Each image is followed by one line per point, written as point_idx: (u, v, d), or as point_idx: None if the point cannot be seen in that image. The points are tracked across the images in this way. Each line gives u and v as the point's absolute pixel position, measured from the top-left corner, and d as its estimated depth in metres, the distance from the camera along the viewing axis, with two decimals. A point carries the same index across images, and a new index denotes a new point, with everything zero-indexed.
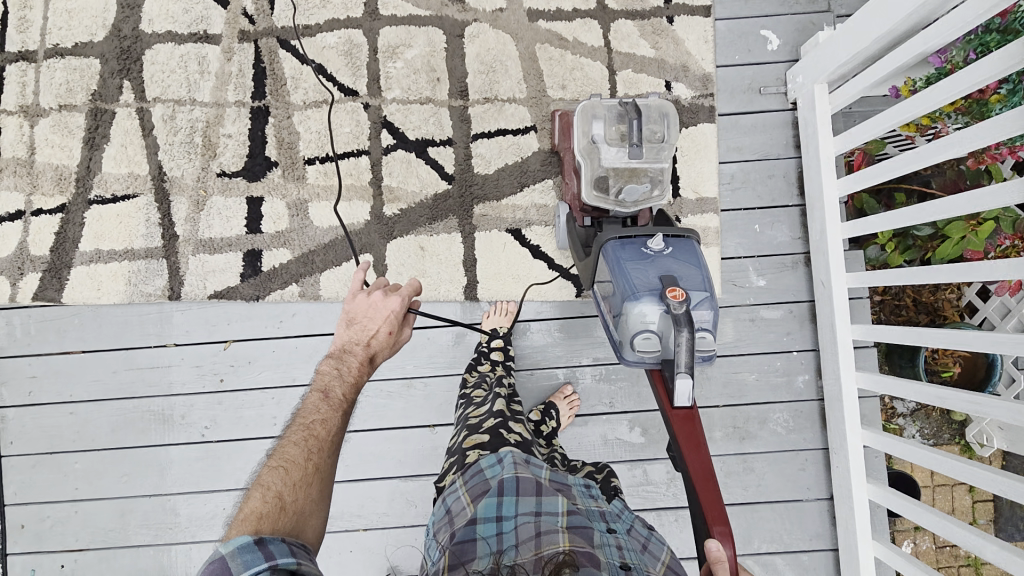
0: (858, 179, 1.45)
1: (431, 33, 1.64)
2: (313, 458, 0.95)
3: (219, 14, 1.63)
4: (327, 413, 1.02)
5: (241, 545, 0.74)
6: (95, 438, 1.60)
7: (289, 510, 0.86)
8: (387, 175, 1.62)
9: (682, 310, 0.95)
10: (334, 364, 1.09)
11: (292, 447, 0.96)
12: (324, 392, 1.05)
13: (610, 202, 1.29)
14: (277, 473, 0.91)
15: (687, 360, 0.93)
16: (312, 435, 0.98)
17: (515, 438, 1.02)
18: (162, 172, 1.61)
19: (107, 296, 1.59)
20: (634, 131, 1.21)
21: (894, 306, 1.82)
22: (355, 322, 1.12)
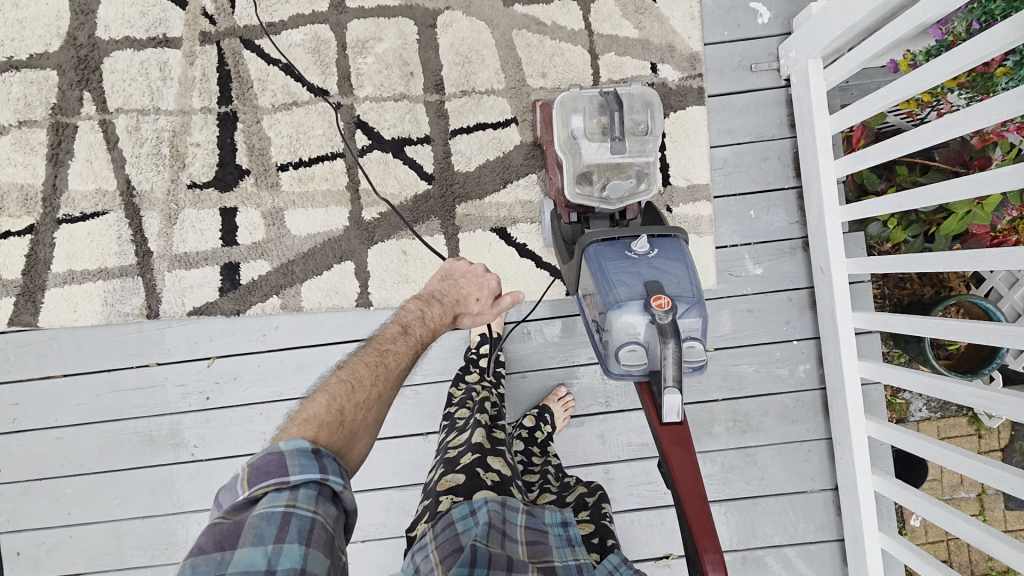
0: (856, 161, 1.38)
1: (401, 24, 1.56)
2: (379, 385, 0.94)
3: (177, 15, 1.55)
4: (399, 347, 1.02)
5: (300, 448, 0.76)
6: (84, 462, 1.57)
7: (346, 429, 0.85)
8: (364, 178, 1.55)
9: (668, 321, 0.90)
10: (420, 308, 1.11)
11: (361, 367, 0.95)
12: (404, 328, 1.06)
13: (595, 200, 1.22)
14: (342, 386, 0.91)
15: (675, 374, 0.88)
16: (382, 360, 0.98)
17: (492, 479, 0.95)
18: (130, 187, 1.55)
19: (84, 317, 1.55)
20: (616, 123, 1.15)
21: (897, 280, 1.74)
22: (451, 280, 1.20)
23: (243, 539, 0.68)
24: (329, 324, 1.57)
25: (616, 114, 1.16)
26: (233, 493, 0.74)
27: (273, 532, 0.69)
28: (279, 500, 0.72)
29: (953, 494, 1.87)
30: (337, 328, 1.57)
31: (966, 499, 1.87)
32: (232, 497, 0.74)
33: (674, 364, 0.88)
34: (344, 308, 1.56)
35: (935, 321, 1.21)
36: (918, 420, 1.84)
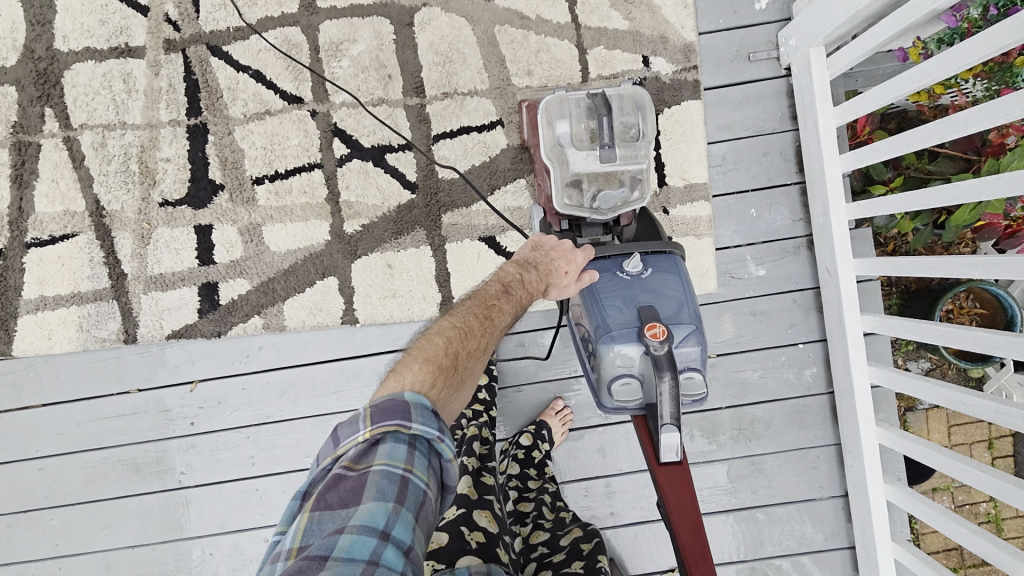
0: (862, 157, 1.30)
1: (377, 24, 1.47)
2: (484, 341, 0.87)
3: (140, 23, 1.46)
4: (503, 305, 0.91)
5: (422, 403, 0.75)
6: (69, 492, 1.53)
7: (459, 374, 0.82)
8: (345, 189, 1.48)
9: (663, 352, 0.85)
10: (518, 272, 0.95)
11: (471, 313, 0.89)
12: (504, 287, 0.93)
13: (585, 210, 1.16)
14: (455, 330, 0.86)
15: (672, 410, 0.83)
16: (488, 318, 0.89)
17: (475, 541, 1.00)
18: (99, 207, 1.47)
19: (59, 344, 1.49)
20: (605, 130, 1.07)
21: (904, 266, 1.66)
22: (542, 251, 0.99)
23: (366, 494, 0.69)
24: (314, 342, 1.51)
25: (605, 119, 1.07)
26: (354, 429, 0.73)
27: (393, 490, 0.70)
28: (398, 455, 0.72)
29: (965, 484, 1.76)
30: (323, 346, 1.51)
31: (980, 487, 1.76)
32: (353, 434, 0.73)
33: (671, 400, 0.83)
34: (329, 325, 1.50)
35: (948, 329, 1.15)
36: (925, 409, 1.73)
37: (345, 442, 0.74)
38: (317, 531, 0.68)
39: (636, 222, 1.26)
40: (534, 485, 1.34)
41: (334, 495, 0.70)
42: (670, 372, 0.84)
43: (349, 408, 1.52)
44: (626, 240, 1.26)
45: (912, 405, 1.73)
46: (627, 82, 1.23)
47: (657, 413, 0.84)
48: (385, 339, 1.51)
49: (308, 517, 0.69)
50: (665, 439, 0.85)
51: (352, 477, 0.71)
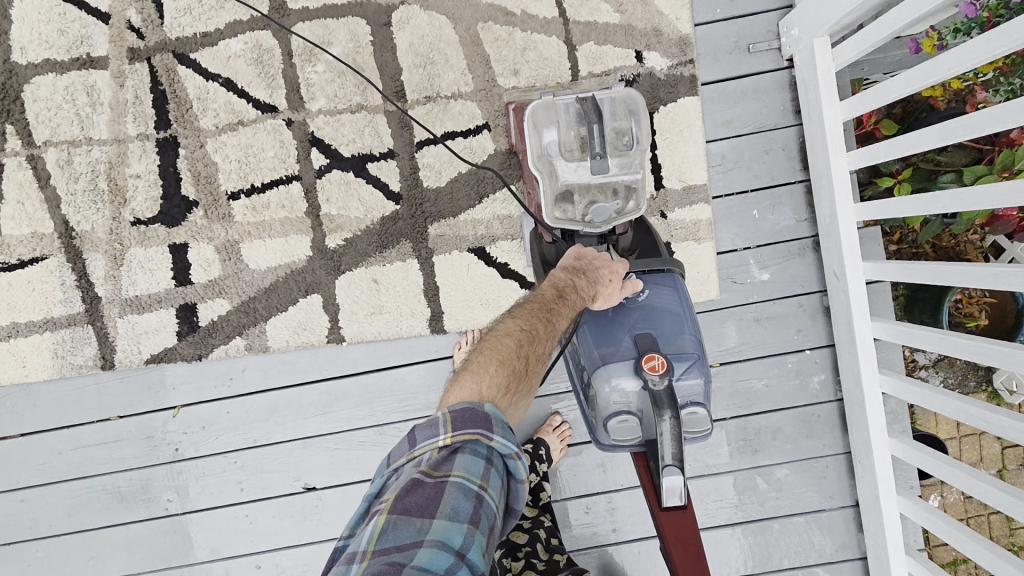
0: (872, 154, 1.22)
1: (352, 24, 1.38)
2: (545, 346, 0.90)
3: (101, 31, 1.38)
4: (561, 309, 0.92)
5: (500, 416, 0.79)
6: (53, 523, 1.48)
7: (528, 379, 0.87)
8: (325, 201, 1.40)
9: (662, 387, 0.82)
10: (571, 276, 0.96)
11: (533, 316, 0.91)
12: (560, 291, 0.94)
13: (578, 224, 1.08)
14: (522, 333, 0.88)
15: (673, 451, 0.79)
16: (549, 323, 0.91)
17: None
18: (68, 228, 1.40)
19: (34, 372, 1.42)
20: (596, 137, 1.00)
21: (911, 256, 1.58)
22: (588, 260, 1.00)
23: (443, 508, 0.71)
24: (299, 362, 1.44)
25: (596, 126, 1.00)
26: (433, 433, 0.75)
27: (470, 504, 0.72)
28: (475, 471, 0.75)
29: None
30: (309, 366, 1.45)
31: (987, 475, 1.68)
32: (432, 439, 0.75)
33: (672, 440, 0.80)
34: (314, 345, 1.43)
35: (972, 342, 1.09)
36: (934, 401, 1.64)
37: (423, 446, 0.76)
38: (393, 536, 0.69)
39: (632, 231, 1.23)
40: (530, 513, 1.35)
41: (410, 500, 0.72)
42: (671, 409, 0.81)
43: (338, 429, 1.46)
44: (622, 249, 1.22)
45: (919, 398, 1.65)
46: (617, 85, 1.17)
47: (658, 454, 0.80)
48: (374, 356, 1.45)
49: (385, 519, 0.70)
50: (666, 482, 0.80)
51: (429, 484, 0.73)
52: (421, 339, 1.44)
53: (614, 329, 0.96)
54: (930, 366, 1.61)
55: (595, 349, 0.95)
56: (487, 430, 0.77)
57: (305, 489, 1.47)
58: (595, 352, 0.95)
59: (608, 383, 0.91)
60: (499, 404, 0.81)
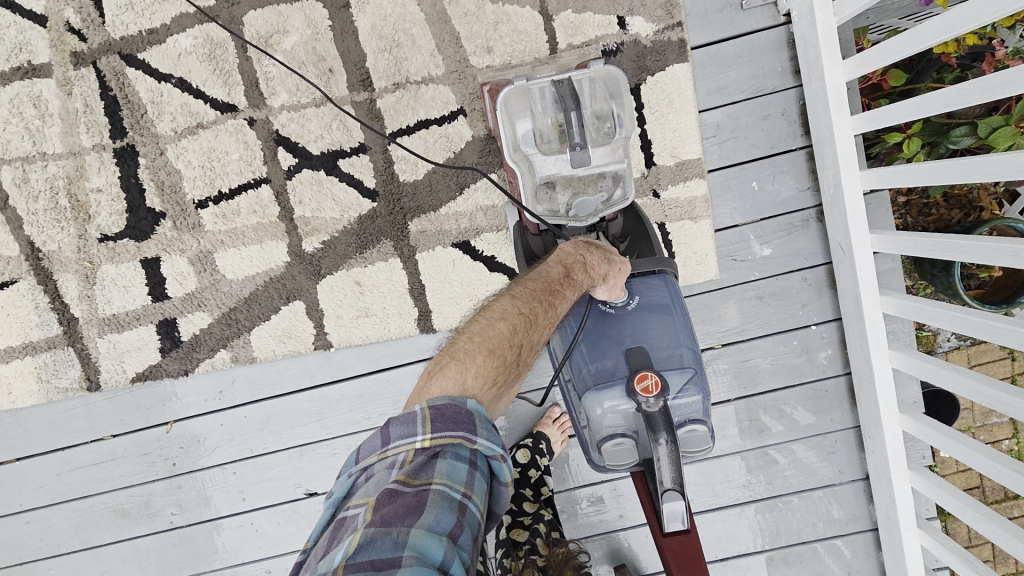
0: (882, 117, 1.12)
1: (308, 9, 1.28)
2: (541, 333, 0.83)
3: (40, 36, 1.29)
4: (567, 291, 0.86)
5: (483, 411, 0.73)
6: (60, 542, 1.48)
7: (516, 371, 0.80)
8: (298, 204, 1.33)
9: (656, 409, 0.83)
10: (581, 256, 0.89)
11: (536, 297, 0.84)
12: (567, 272, 0.87)
13: (561, 218, 0.99)
14: (520, 318, 0.81)
15: (672, 475, 0.79)
16: (551, 308, 0.83)
17: None
18: (35, 249, 1.34)
19: (20, 398, 1.39)
20: (573, 127, 0.90)
21: (921, 207, 1.49)
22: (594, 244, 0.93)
23: (424, 517, 0.64)
24: (288, 370, 1.40)
25: (572, 114, 0.90)
26: (410, 433, 0.69)
27: (452, 515, 0.66)
28: (457, 475, 0.69)
29: (985, 422, 1.62)
30: (299, 374, 1.40)
31: (1000, 424, 1.63)
32: (409, 440, 0.69)
33: (670, 464, 0.80)
34: (301, 352, 1.38)
35: (983, 321, 1.02)
36: (945, 352, 1.56)
37: (397, 446, 0.69)
38: (369, 550, 0.60)
39: (621, 216, 1.15)
40: (530, 508, 1.32)
41: (389, 509, 0.63)
42: (667, 431, 0.81)
43: (334, 435, 1.42)
44: (612, 235, 1.15)
45: (932, 348, 1.55)
46: (596, 60, 1.06)
47: (657, 478, 0.80)
48: (366, 360, 1.40)
49: (361, 534, 0.61)
50: (668, 507, 0.80)
51: (409, 493, 0.66)
52: (411, 339, 1.39)
53: (604, 346, 0.96)
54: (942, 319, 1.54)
55: (587, 369, 0.95)
56: (470, 432, 0.71)
57: (308, 494, 1.44)
58: (587, 374, 0.94)
59: (601, 405, 0.91)
60: (484, 398, 0.75)
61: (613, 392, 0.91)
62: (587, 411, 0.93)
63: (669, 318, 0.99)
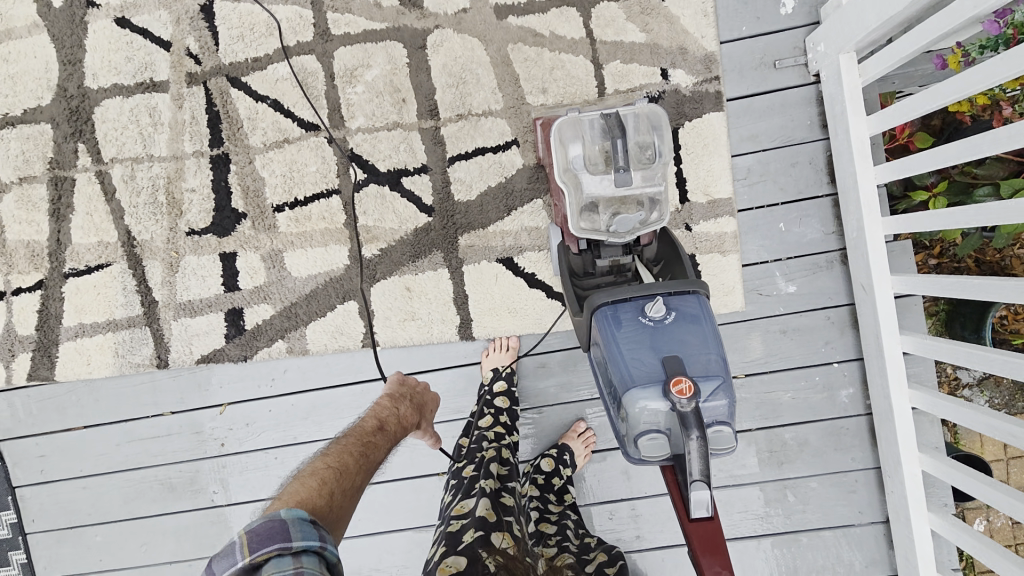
0: (904, 168, 1.21)
1: (390, 48, 1.48)
2: (360, 475, 1.00)
3: (163, 58, 1.51)
4: (379, 439, 1.11)
5: (299, 517, 0.77)
6: (110, 510, 1.59)
7: (334, 513, 0.89)
8: (362, 214, 1.49)
9: (689, 409, 0.92)
10: (394, 406, 1.22)
11: (348, 454, 1.03)
12: (380, 423, 1.15)
13: (602, 234, 1.12)
14: (330, 471, 0.97)
15: (700, 467, 0.90)
16: (365, 454, 1.05)
17: (497, 561, 0.91)
18: (131, 237, 1.53)
19: (97, 369, 1.55)
20: (619, 153, 1.04)
21: (952, 270, 1.55)
22: (409, 385, 1.31)
23: None
24: (336, 365, 1.52)
25: (619, 142, 1.05)
26: (231, 561, 0.72)
27: None
28: (283, 565, 0.71)
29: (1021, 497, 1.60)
30: (346, 369, 1.52)
31: None
32: (231, 567, 0.72)
33: (699, 458, 0.91)
34: (350, 348, 1.51)
35: (995, 356, 1.09)
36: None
37: None
38: None
39: (656, 242, 1.27)
40: (556, 509, 1.30)
41: None
42: (698, 429, 0.91)
43: None
44: (647, 259, 1.27)
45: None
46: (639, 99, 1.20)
47: (687, 470, 0.92)
48: (407, 361, 1.51)
49: None
50: (696, 496, 0.92)
51: None
52: (451, 345, 1.50)
53: (641, 350, 1.03)
54: (975, 385, 1.57)
55: (624, 370, 1.02)
56: (286, 538, 0.73)
57: None
58: (624, 375, 1.02)
59: (638, 404, 0.99)
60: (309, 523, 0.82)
61: (650, 394, 0.98)
62: (625, 408, 1.01)
63: (700, 329, 1.05)
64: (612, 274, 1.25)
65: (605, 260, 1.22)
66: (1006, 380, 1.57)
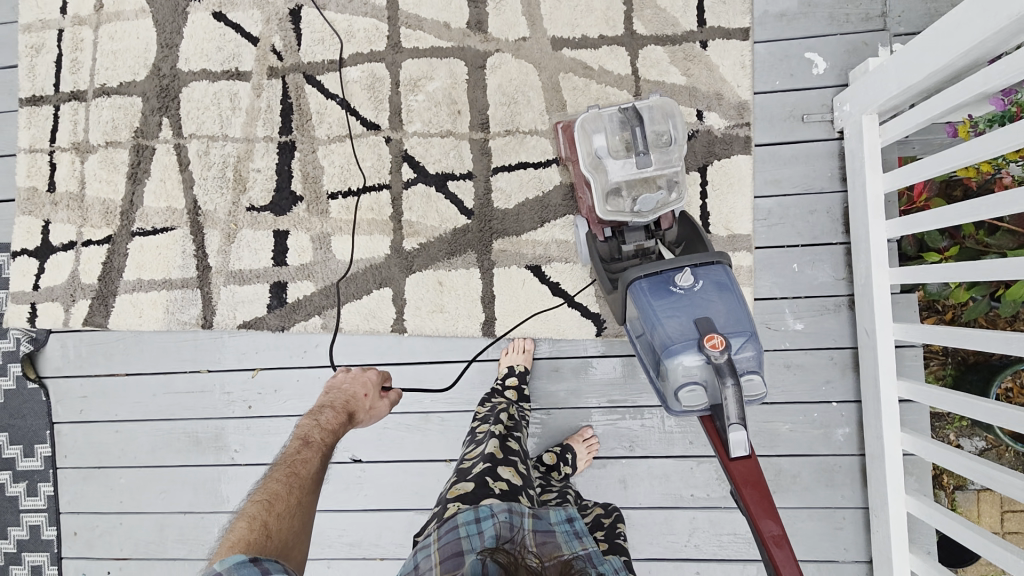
0: (908, 225, 1.33)
1: (453, 65, 1.63)
2: (295, 493, 1.01)
3: (249, 51, 1.68)
4: (308, 452, 1.11)
5: (238, 563, 0.77)
6: (137, 455, 1.70)
7: (274, 540, 0.91)
8: (407, 210, 1.62)
9: (723, 360, 1.04)
10: (315, 419, 1.21)
11: (277, 482, 1.02)
12: (305, 439, 1.14)
13: (627, 215, 1.24)
14: (261, 503, 0.96)
15: (737, 411, 1.02)
16: (293, 472, 1.05)
17: (501, 487, 1.04)
18: (196, 206, 1.68)
19: (147, 322, 1.68)
20: (639, 139, 1.15)
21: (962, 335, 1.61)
22: (335, 390, 1.33)
23: None
24: (365, 345, 1.64)
25: (638, 130, 1.16)
26: None
27: None
28: None
29: None
30: (373, 351, 1.63)
31: None
32: None
33: (735, 403, 1.03)
34: (379, 332, 1.62)
35: (984, 405, 1.17)
36: (976, 489, 1.62)
37: None
38: None
39: (677, 226, 1.38)
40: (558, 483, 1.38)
41: None
42: (732, 377, 1.03)
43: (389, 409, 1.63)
44: (669, 241, 1.40)
45: (961, 484, 1.62)
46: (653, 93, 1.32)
47: (725, 415, 1.04)
48: (431, 350, 1.62)
49: None
50: (734, 437, 1.04)
51: None
52: (473, 340, 1.61)
53: (675, 313, 1.12)
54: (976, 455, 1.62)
55: (661, 332, 1.12)
56: None
57: (352, 460, 1.63)
58: (662, 338, 1.11)
59: (676, 363, 1.09)
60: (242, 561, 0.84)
61: (685, 351, 1.08)
62: (665, 367, 1.11)
63: (728, 292, 1.15)
64: (637, 256, 1.37)
65: (630, 244, 1.34)
66: (1009, 453, 1.61)
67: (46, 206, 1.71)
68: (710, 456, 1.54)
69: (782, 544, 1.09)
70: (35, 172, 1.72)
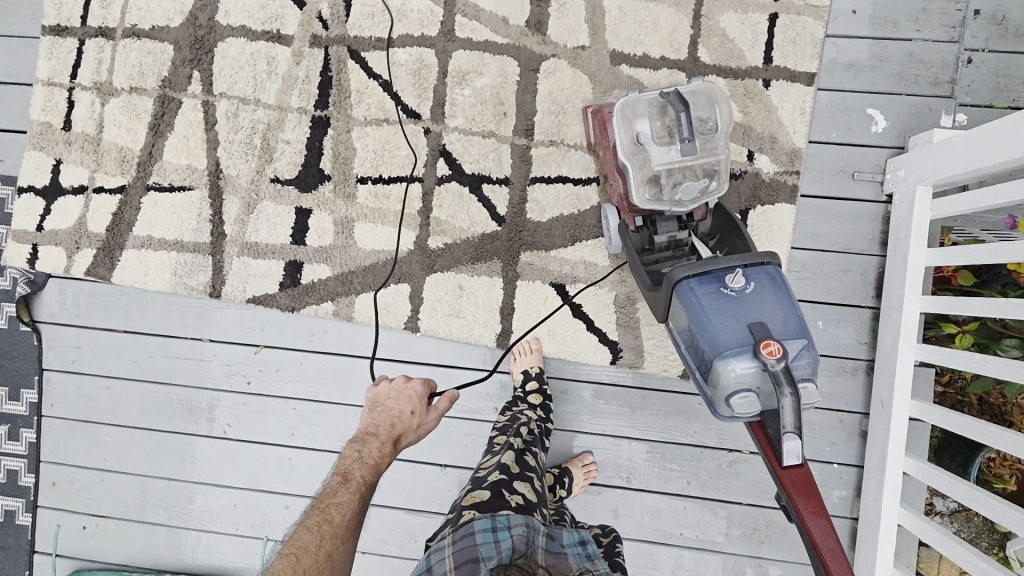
0: (943, 306, 1.30)
1: (505, 63, 1.56)
2: (326, 544, 0.98)
3: (294, 14, 1.59)
4: (344, 492, 1.07)
5: None
6: (126, 414, 1.66)
7: None
8: (437, 207, 1.57)
9: (780, 368, 1.03)
10: (358, 450, 1.16)
11: (309, 532, 0.99)
12: (344, 477, 1.11)
13: (666, 203, 1.21)
14: (288, 558, 0.94)
15: (793, 420, 1.03)
16: (326, 519, 1.02)
17: (516, 501, 1.02)
18: (218, 169, 1.61)
19: (153, 282, 1.62)
20: (684, 123, 1.16)
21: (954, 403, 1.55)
22: (379, 409, 1.25)
23: None
24: (374, 339, 1.60)
25: (683, 114, 1.17)
26: None
27: None
28: None
29: None
30: (382, 345, 1.60)
31: None
32: None
33: (791, 412, 1.03)
34: (391, 327, 1.58)
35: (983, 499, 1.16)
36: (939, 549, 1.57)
37: None
38: None
39: (710, 218, 1.37)
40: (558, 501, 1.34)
41: None
42: (789, 385, 1.03)
43: None
44: (702, 233, 1.39)
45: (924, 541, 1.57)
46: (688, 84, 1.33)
47: (780, 423, 1.04)
48: (441, 354, 1.59)
49: None
50: (788, 445, 1.05)
51: None
52: (485, 350, 1.58)
53: (727, 317, 1.10)
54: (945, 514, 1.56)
55: (714, 338, 1.10)
56: None
57: None
58: (714, 343, 1.10)
59: (730, 370, 1.08)
60: None
61: (739, 357, 1.07)
62: (717, 375, 1.10)
63: (779, 295, 1.13)
64: (670, 248, 1.36)
65: (662, 235, 1.33)
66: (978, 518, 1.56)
67: (59, 144, 1.63)
68: (706, 498, 1.54)
69: (837, 553, 1.07)
70: (51, 107, 1.63)
